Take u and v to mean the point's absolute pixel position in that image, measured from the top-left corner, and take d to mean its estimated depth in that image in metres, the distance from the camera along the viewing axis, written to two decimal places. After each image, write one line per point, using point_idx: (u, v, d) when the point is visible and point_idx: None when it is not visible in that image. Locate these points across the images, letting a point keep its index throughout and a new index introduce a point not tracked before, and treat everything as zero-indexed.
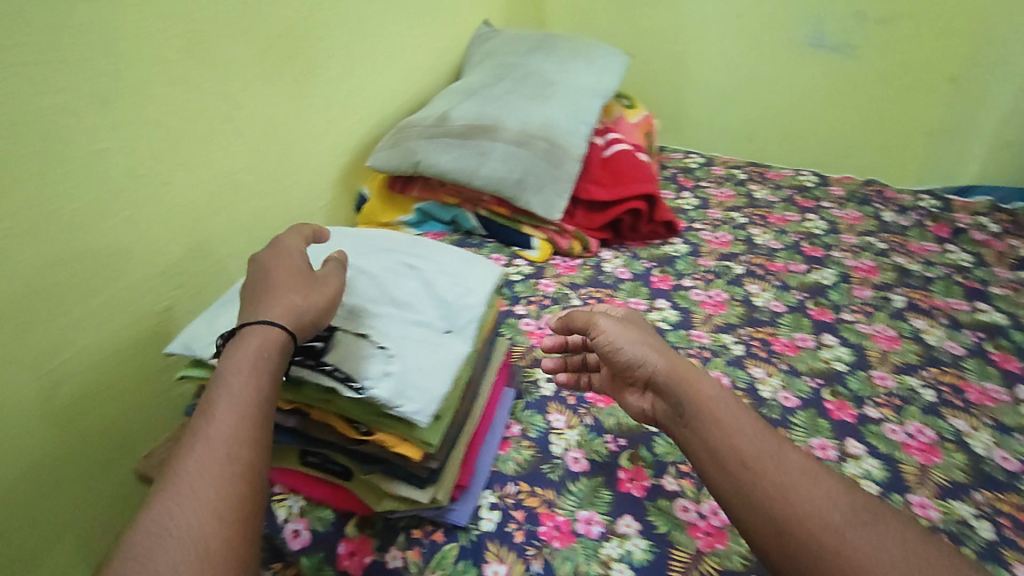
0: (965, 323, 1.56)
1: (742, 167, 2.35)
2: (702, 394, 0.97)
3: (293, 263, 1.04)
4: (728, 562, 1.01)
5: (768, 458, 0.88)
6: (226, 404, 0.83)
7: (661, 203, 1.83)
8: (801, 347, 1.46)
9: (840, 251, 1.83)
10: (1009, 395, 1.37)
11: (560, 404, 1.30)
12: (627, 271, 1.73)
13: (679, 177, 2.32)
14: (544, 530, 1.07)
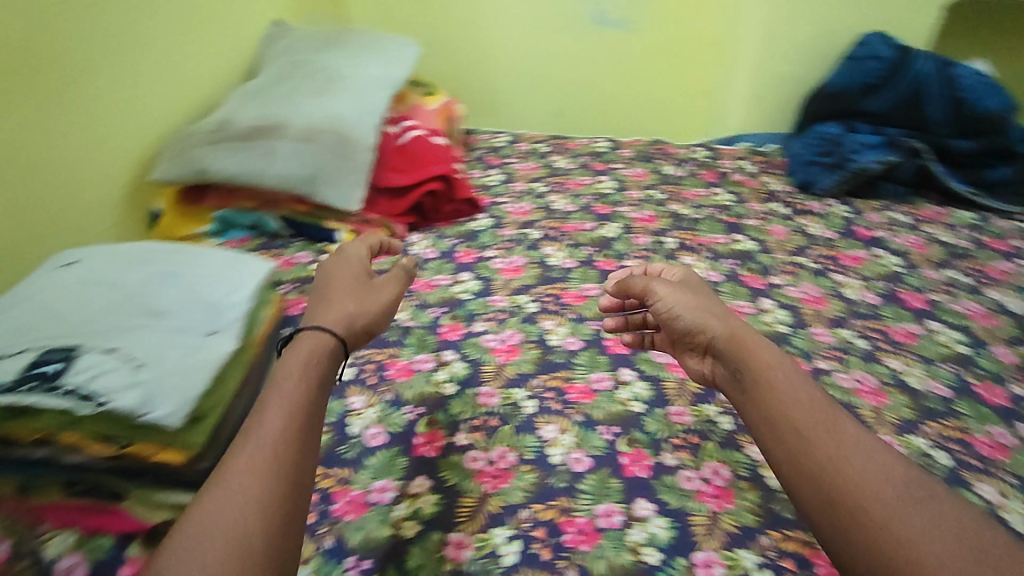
0: (870, 271, 1.51)
1: (545, 141, 2.15)
2: (765, 367, 0.87)
3: (352, 274, 0.98)
4: (743, 519, 0.89)
5: (813, 418, 0.79)
6: (275, 410, 0.74)
7: (461, 181, 1.62)
8: (742, 312, 1.30)
9: (752, 218, 1.70)
10: (923, 330, 1.32)
11: (360, 386, 1.10)
12: (512, 256, 1.47)
13: (487, 156, 2.07)
14: (345, 501, 0.91)
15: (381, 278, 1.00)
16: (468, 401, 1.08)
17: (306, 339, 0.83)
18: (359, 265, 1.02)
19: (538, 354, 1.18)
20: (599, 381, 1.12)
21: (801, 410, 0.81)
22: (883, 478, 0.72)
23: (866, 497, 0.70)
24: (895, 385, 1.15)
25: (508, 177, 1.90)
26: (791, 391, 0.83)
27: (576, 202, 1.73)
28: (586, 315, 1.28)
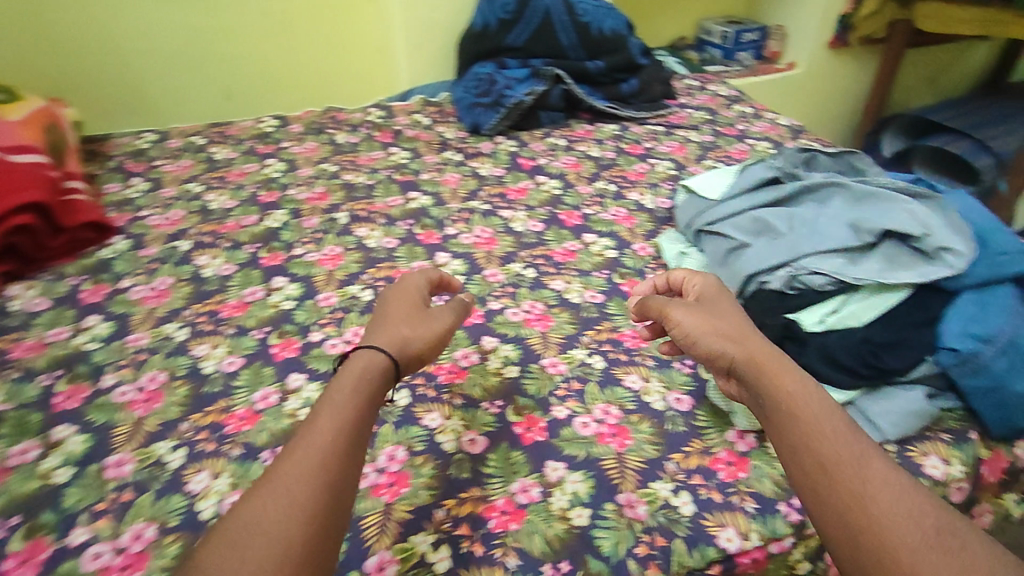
0: (647, 116, 1.53)
1: (203, 129, 1.48)
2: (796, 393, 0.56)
3: (409, 289, 0.72)
4: (646, 450, 0.70)
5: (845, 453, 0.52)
6: (331, 416, 0.54)
7: (71, 204, 1.05)
8: (526, 188, 1.23)
9: (557, 130, 1.47)
10: (677, 139, 1.43)
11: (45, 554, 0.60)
12: (248, 213, 1.17)
13: (127, 162, 1.34)
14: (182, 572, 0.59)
15: (433, 310, 0.69)
16: (309, 310, 0.93)
17: (373, 371, 0.59)
18: (408, 305, 0.69)
19: (360, 255, 1.05)
20: (421, 267, 1.02)
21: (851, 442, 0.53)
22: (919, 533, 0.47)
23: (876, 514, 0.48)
24: (675, 174, 1.27)
25: (157, 183, 1.27)
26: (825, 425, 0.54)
27: (356, 133, 1.48)
28: (395, 216, 1.14)
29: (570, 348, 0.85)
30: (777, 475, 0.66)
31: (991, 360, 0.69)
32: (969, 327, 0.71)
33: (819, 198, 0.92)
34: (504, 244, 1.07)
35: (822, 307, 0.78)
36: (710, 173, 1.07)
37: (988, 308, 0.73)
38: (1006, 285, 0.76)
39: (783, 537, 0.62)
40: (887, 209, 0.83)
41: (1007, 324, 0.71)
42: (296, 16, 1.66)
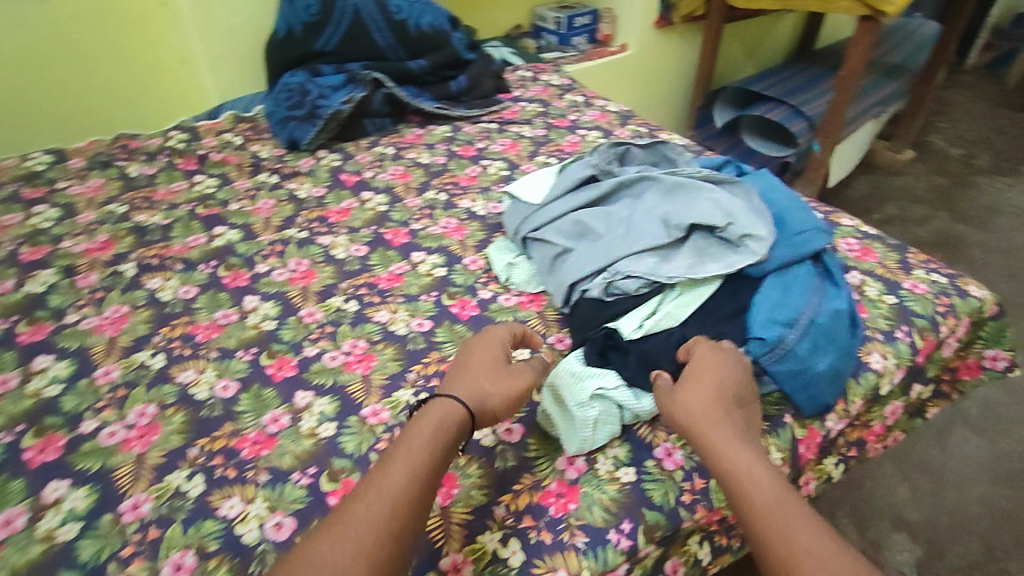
0: (480, 112, 1.47)
1: None
2: (738, 448, 0.58)
3: (501, 337, 0.73)
4: (473, 499, 0.64)
5: (775, 504, 0.53)
6: (405, 460, 0.57)
7: None
8: (350, 208, 1.13)
9: (385, 137, 1.37)
10: (511, 136, 1.38)
11: None
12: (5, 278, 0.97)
13: None
14: None
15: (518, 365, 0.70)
16: (81, 392, 0.78)
17: (447, 439, 0.60)
18: (497, 355, 0.70)
19: (150, 312, 0.90)
20: (226, 317, 0.89)
21: (780, 492, 0.54)
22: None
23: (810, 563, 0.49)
24: (506, 175, 1.23)
25: None
26: (761, 479, 0.55)
27: (152, 162, 1.29)
28: (195, 259, 1.01)
29: (395, 389, 0.77)
30: (608, 499, 0.63)
31: (797, 343, 0.71)
32: (775, 312, 0.73)
33: (635, 193, 0.90)
34: (323, 276, 0.97)
35: (642, 310, 0.76)
36: (533, 175, 1.03)
37: (791, 291, 0.75)
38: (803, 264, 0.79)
39: (614, 568, 0.60)
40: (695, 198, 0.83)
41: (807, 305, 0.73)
42: (67, 41, 1.48)
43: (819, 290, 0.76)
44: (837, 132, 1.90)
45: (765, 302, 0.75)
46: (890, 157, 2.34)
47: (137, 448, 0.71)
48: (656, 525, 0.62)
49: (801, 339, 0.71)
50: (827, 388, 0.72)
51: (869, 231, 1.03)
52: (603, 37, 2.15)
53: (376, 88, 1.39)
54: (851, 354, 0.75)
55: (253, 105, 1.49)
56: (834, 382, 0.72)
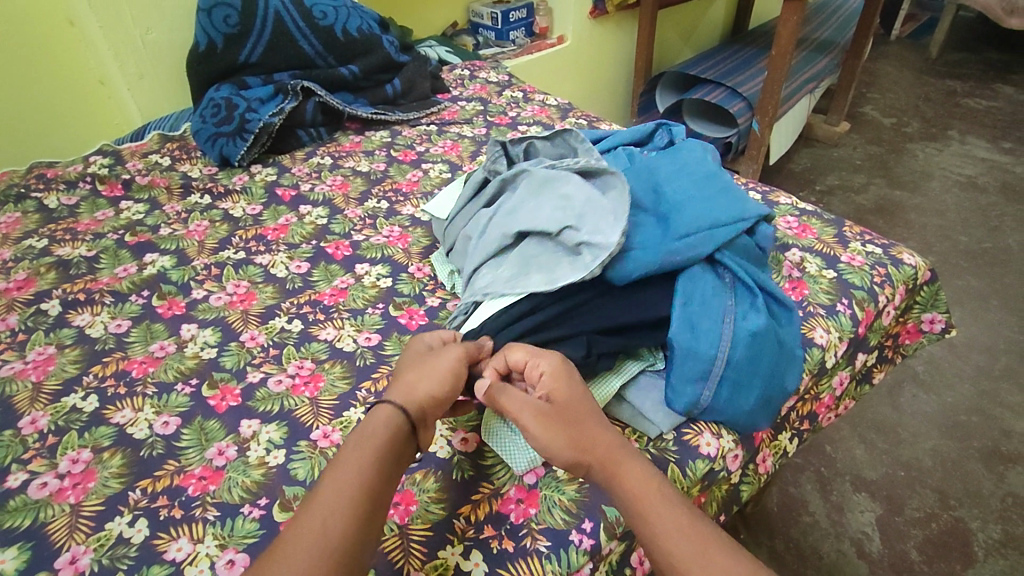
0: (417, 114, 1.44)
1: None
2: (622, 458, 0.59)
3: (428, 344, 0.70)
4: (432, 513, 0.62)
5: (666, 507, 0.56)
6: (334, 490, 0.54)
7: None
8: (289, 223, 1.10)
9: (321, 147, 1.33)
10: (452, 137, 1.36)
11: None
12: None
13: None
14: None
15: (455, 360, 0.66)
16: (7, 444, 0.73)
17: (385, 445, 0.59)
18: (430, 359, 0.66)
19: (79, 351, 0.85)
20: (162, 348, 0.85)
21: (667, 495, 0.57)
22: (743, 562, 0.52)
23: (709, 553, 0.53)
24: (449, 177, 1.21)
25: None
26: (652, 489, 0.57)
27: (74, 191, 1.22)
28: (125, 290, 0.96)
29: (345, 409, 0.75)
30: (568, 501, 0.63)
31: (715, 377, 0.68)
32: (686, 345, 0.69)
33: (514, 190, 0.87)
34: (264, 297, 0.93)
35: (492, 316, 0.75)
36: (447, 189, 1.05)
37: (698, 328, 0.70)
38: (718, 270, 0.75)
39: (579, 568, 0.59)
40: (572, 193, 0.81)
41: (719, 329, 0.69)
42: None
43: (730, 313, 0.71)
44: (774, 109, 1.94)
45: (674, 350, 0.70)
46: (827, 129, 2.41)
47: (72, 498, 0.67)
48: (617, 521, 0.62)
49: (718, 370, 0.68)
50: (756, 410, 0.70)
51: (805, 207, 1.05)
52: (539, 31, 2.14)
53: (307, 97, 1.35)
54: (782, 364, 0.71)
55: (181, 123, 1.43)
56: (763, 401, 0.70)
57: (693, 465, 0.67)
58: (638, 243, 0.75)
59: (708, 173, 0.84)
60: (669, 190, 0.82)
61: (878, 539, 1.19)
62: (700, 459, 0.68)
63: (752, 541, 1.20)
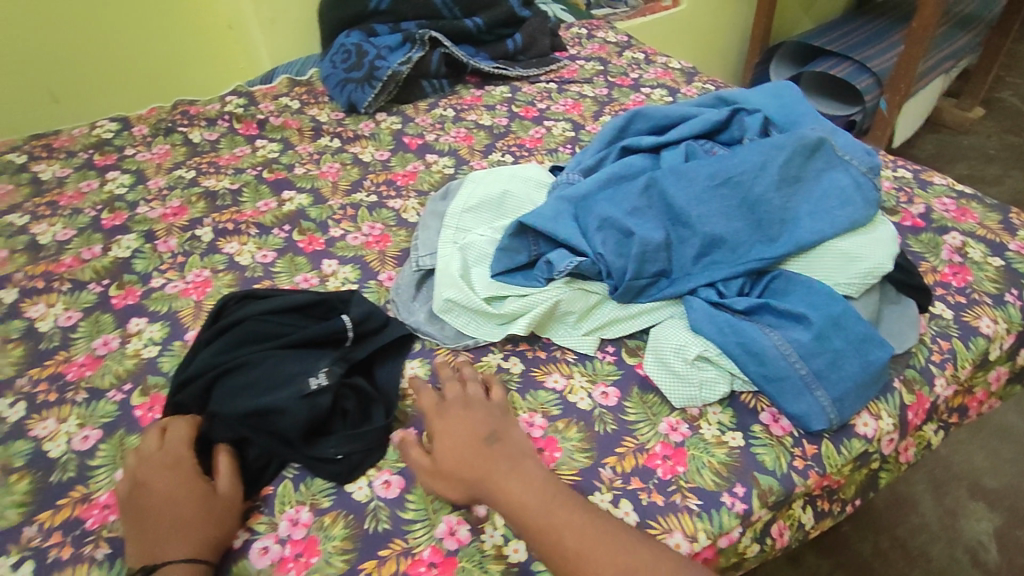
0: (537, 71, 1.42)
1: (22, 146, 1.25)
2: (504, 484, 0.58)
3: (164, 469, 0.61)
4: (579, 461, 0.64)
5: (543, 523, 0.56)
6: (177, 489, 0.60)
7: None
8: (418, 170, 1.12)
9: (443, 99, 1.34)
10: (573, 96, 1.34)
11: None
12: (93, 245, 0.98)
13: None
14: None
15: (226, 490, 0.61)
16: (177, 354, 0.79)
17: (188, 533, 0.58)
18: (180, 474, 0.61)
19: (231, 276, 0.91)
20: (306, 281, 0.89)
21: (542, 496, 0.57)
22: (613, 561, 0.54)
23: (578, 558, 0.54)
24: (572, 135, 1.20)
25: None
26: (527, 493, 0.57)
27: (214, 128, 1.29)
28: (269, 223, 1.00)
29: (484, 352, 0.77)
30: (718, 463, 0.62)
31: (807, 378, 0.63)
32: (746, 367, 0.65)
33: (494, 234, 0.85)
34: (398, 240, 0.96)
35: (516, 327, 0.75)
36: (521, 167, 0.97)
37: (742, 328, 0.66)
38: (739, 289, 0.71)
39: (729, 531, 0.59)
40: (596, 207, 0.77)
41: (762, 342, 0.64)
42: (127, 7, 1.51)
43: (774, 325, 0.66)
44: (907, 87, 1.80)
45: (712, 329, 0.67)
46: (958, 114, 2.21)
47: None
48: (770, 490, 0.60)
49: (798, 372, 0.63)
50: (848, 400, 0.63)
51: (965, 190, 0.97)
52: None
53: (433, 48, 1.36)
54: (843, 357, 0.63)
55: (307, 68, 1.47)
56: (858, 389, 0.63)
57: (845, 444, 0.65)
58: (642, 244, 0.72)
59: (761, 186, 0.72)
60: (702, 200, 0.73)
61: (994, 551, 1.13)
62: (855, 439, 0.64)
63: (854, 534, 1.16)
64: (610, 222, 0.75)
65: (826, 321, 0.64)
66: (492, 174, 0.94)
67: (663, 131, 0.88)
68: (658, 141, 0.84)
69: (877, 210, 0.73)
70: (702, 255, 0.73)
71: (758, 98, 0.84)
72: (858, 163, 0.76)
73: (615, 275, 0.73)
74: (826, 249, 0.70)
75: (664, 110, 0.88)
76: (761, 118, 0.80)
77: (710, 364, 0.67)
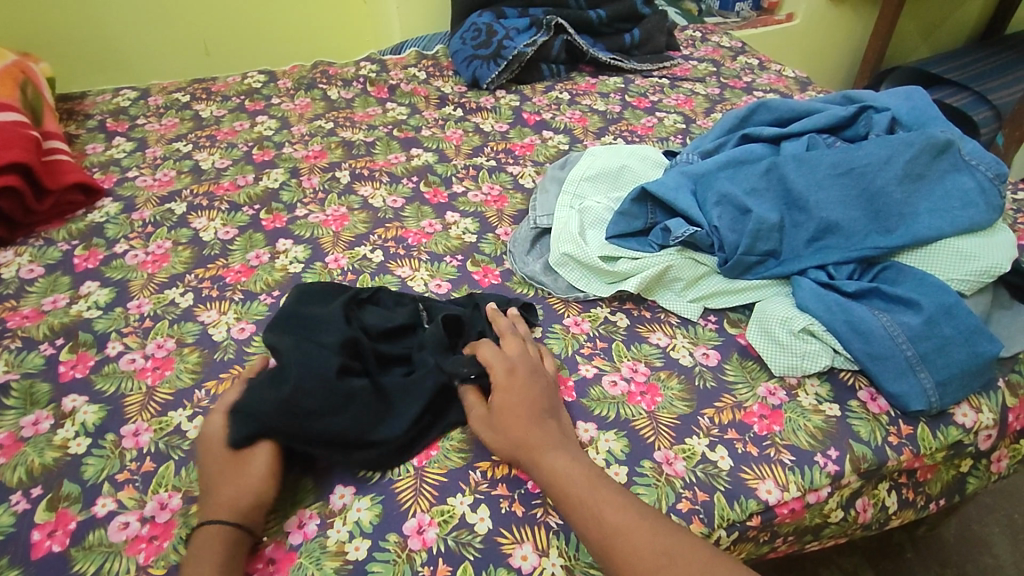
0: (651, 66, 1.47)
1: (184, 87, 1.41)
2: (551, 455, 0.58)
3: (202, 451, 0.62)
4: (679, 409, 0.69)
5: (584, 494, 0.55)
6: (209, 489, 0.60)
7: (61, 163, 1.03)
8: (535, 144, 1.20)
9: (559, 84, 1.41)
10: (685, 92, 1.38)
11: (97, 528, 0.60)
12: (247, 175, 1.11)
13: (108, 123, 1.29)
14: (154, 538, 0.59)
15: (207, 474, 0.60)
16: (318, 272, 0.90)
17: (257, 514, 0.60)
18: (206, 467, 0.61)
19: (366, 215, 1.01)
20: (431, 226, 0.98)
21: (585, 475, 0.57)
22: (654, 532, 0.53)
23: (624, 534, 0.53)
24: (683, 127, 1.25)
25: (142, 145, 1.22)
26: (571, 471, 0.57)
27: (350, 88, 1.41)
28: (399, 174, 1.11)
29: (592, 306, 0.82)
30: (814, 427, 0.67)
31: (910, 360, 0.67)
32: (850, 344, 0.70)
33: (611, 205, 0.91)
34: (515, 202, 1.04)
35: (628, 284, 0.80)
36: (638, 148, 1.03)
37: (849, 310, 0.70)
38: (849, 275, 0.75)
39: (819, 488, 0.63)
40: (717, 186, 0.83)
41: (871, 322, 0.69)
42: None
43: (883, 311, 0.70)
44: None
45: (817, 307, 0.72)
46: None
47: None
48: (863, 457, 0.65)
49: (901, 353, 0.67)
50: (948, 385, 0.67)
51: None
52: (768, 5, 2.06)
53: (556, 34, 1.44)
54: (948, 345, 0.67)
55: (434, 44, 1.57)
56: (962, 377, 0.67)
57: (942, 433, 0.67)
58: (758, 222, 0.77)
59: (882, 181, 0.75)
60: (822, 187, 0.77)
61: None
62: (953, 426, 0.68)
63: (919, 564, 1.07)
64: (729, 199, 0.80)
65: (935, 309, 0.68)
66: (612, 150, 1.01)
67: (785, 124, 0.92)
68: (781, 131, 0.88)
69: (999, 216, 0.75)
70: (816, 239, 0.76)
71: (888, 100, 0.86)
72: (985, 169, 0.77)
73: (727, 247, 0.78)
74: (942, 246, 0.73)
75: (789, 105, 0.92)
76: (887, 118, 0.83)
77: (815, 337, 0.72)
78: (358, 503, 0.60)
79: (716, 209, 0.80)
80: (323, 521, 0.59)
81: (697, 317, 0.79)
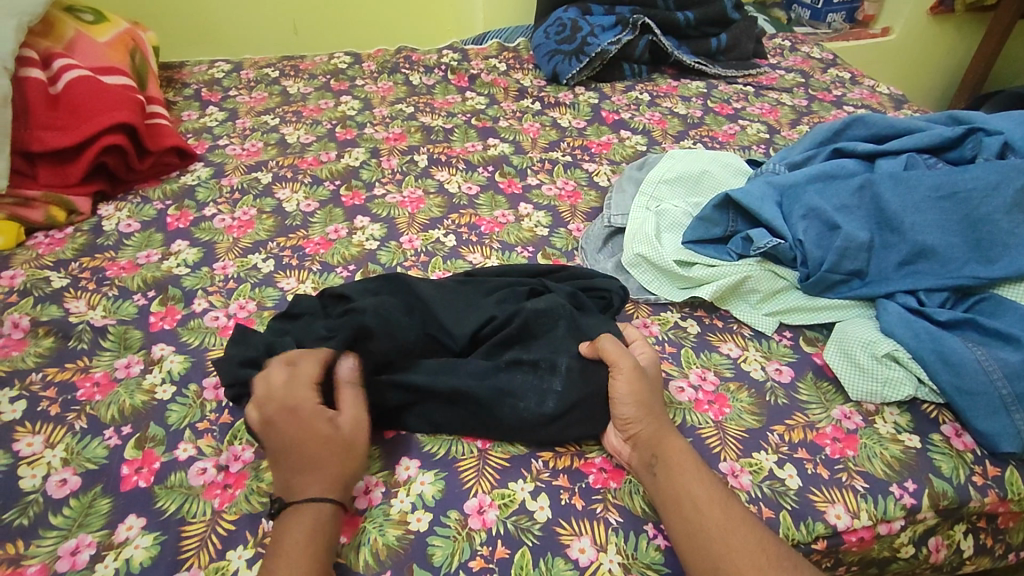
0: (735, 72, 1.44)
1: (274, 63, 1.46)
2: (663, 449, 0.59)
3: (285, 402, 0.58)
4: (747, 423, 0.67)
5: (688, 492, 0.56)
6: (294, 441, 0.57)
7: (161, 125, 1.08)
8: (612, 142, 1.19)
9: (640, 84, 1.39)
10: (771, 101, 1.34)
11: (177, 471, 0.64)
12: (330, 151, 1.15)
13: (202, 92, 1.35)
14: (226, 486, 0.63)
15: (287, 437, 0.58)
16: (393, 251, 0.92)
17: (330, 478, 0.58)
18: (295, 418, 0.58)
19: (441, 200, 1.03)
20: (504, 216, 0.99)
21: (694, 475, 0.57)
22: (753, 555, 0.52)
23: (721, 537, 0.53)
24: (767, 137, 1.21)
25: (233, 116, 1.27)
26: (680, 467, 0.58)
27: (431, 75, 1.43)
28: (475, 162, 1.12)
29: (662, 310, 0.81)
30: (890, 456, 0.64)
31: (1005, 398, 0.63)
32: (938, 374, 0.66)
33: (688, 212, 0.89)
34: (588, 199, 1.03)
35: (702, 292, 0.79)
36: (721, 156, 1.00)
37: (941, 338, 0.67)
38: (942, 303, 0.71)
39: (892, 519, 0.60)
40: (805, 199, 0.80)
41: (964, 354, 0.65)
42: None
43: (979, 344, 0.67)
44: None
45: (906, 334, 0.69)
46: None
47: None
48: (943, 494, 0.62)
49: (996, 391, 0.64)
50: None
51: None
52: (863, 18, 1.97)
53: (641, 34, 1.42)
54: None
55: (517, 37, 1.59)
56: None
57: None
58: (846, 239, 0.74)
59: (989, 207, 0.71)
60: (920, 208, 0.73)
61: None
62: None
63: None
64: (817, 214, 0.77)
65: None
66: (693, 154, 0.99)
67: (881, 141, 0.89)
68: (876, 149, 0.85)
69: None
70: (907, 263, 0.73)
71: (999, 122, 0.82)
72: None
73: (810, 263, 0.76)
74: None
75: (887, 122, 0.88)
76: (998, 142, 0.79)
77: (898, 363, 0.69)
78: (422, 477, 0.61)
79: (803, 222, 0.77)
80: (388, 490, 0.61)
81: (772, 330, 0.77)
